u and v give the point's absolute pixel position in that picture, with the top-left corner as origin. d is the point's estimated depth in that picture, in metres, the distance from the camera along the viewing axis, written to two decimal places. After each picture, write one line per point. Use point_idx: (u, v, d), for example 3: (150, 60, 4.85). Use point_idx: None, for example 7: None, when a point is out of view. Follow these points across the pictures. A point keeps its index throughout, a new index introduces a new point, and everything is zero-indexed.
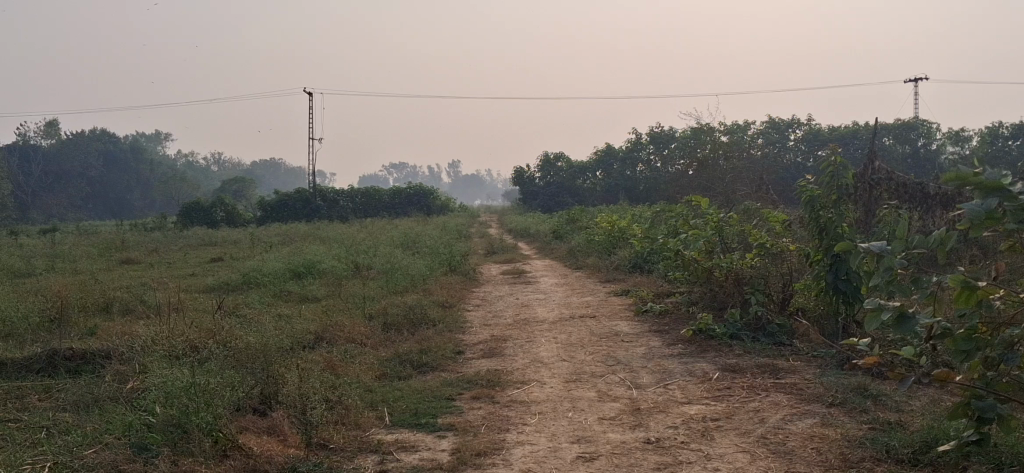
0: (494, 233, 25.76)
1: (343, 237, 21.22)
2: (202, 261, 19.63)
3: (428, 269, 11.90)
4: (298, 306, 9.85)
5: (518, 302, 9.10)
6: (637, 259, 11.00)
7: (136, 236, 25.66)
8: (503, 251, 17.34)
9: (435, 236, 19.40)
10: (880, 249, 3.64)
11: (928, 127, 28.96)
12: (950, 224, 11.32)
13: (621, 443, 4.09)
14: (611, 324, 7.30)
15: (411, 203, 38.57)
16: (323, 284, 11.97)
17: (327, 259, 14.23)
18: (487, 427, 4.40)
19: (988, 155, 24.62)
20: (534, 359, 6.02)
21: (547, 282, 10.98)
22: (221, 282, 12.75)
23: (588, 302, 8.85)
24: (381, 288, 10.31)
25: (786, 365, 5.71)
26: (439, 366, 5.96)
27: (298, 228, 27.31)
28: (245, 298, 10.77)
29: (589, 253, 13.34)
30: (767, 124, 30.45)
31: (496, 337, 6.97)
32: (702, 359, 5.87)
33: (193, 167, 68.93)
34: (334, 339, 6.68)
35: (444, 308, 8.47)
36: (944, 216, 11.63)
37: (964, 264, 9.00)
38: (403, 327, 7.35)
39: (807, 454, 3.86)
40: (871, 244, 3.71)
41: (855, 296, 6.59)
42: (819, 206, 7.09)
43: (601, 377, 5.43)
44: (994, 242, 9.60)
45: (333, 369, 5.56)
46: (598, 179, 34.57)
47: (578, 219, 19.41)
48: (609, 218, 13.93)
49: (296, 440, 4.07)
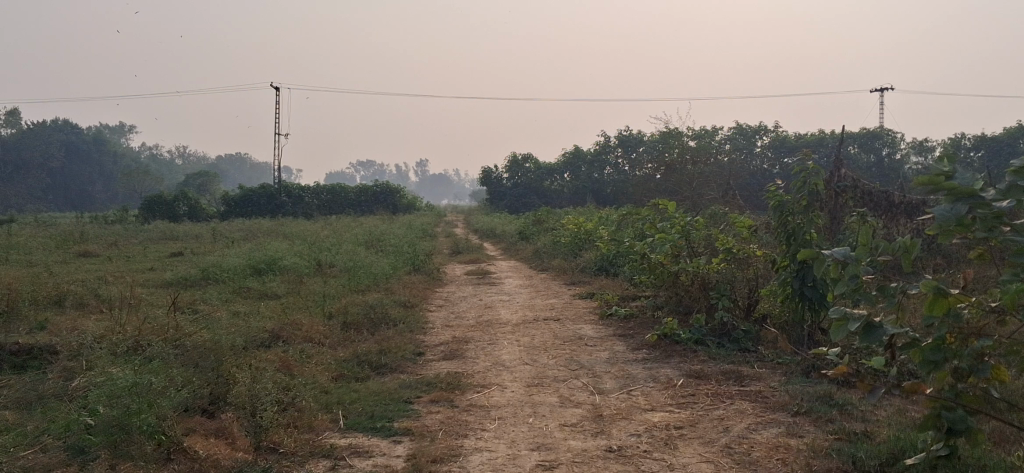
0: (460, 233, 25.59)
1: (307, 234, 20.97)
2: (162, 255, 19.27)
3: (391, 268, 11.72)
4: (257, 303, 9.64)
5: (482, 303, 8.97)
6: (603, 262, 10.92)
7: (95, 229, 25.17)
8: (469, 251, 17.21)
9: (400, 234, 19.22)
10: (844, 256, 3.57)
11: (892, 137, 29.30)
12: (914, 232, 11.38)
13: (581, 450, 3.97)
14: (575, 327, 7.20)
15: (377, 201, 38.29)
16: (284, 281, 11.76)
17: (289, 256, 14.00)
18: (445, 432, 4.27)
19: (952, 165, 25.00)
20: (496, 362, 5.90)
21: (512, 283, 10.87)
22: (179, 277, 12.49)
23: (552, 304, 8.75)
24: (343, 286, 10.14)
25: (751, 372, 5.63)
26: (399, 368, 5.82)
27: (263, 224, 26.98)
28: (203, 294, 10.54)
29: (555, 255, 13.25)
30: (735, 129, 30.61)
31: (458, 339, 6.83)
32: (667, 364, 5.78)
33: (157, 160, 68.03)
34: (290, 338, 6.51)
35: (406, 308, 8.33)
36: (909, 225, 11.70)
37: (928, 272, 9.03)
38: (363, 326, 7.20)
39: (772, 465, 3.77)
40: (836, 251, 3.64)
41: (821, 303, 6.54)
42: (787, 211, 7.05)
43: (563, 381, 5.31)
44: (957, 251, 9.66)
45: (289, 370, 5.39)
46: (565, 181, 34.55)
47: (544, 221, 19.32)
48: (576, 220, 13.85)
49: (244, 443, 3.91)
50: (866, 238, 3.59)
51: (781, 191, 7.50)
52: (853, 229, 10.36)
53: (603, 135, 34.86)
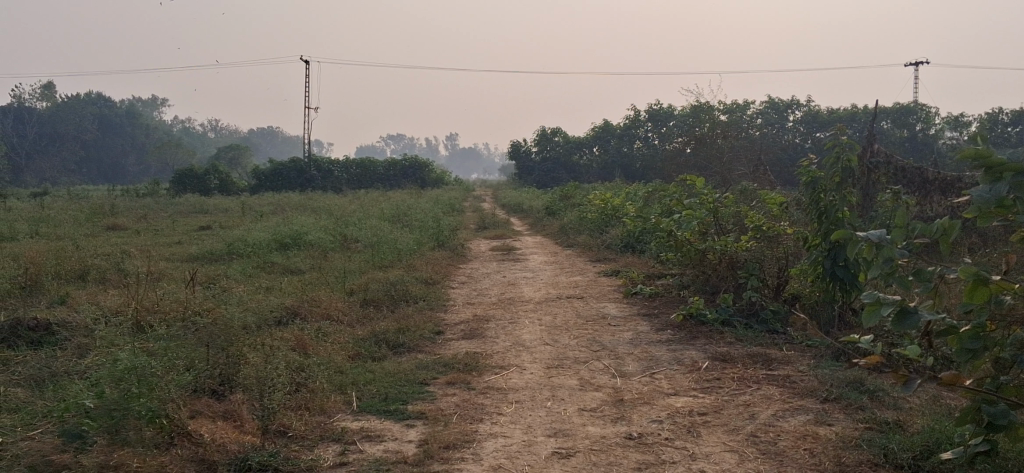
0: (488, 208, 25.45)
1: (333, 208, 20.92)
2: (190, 229, 19.29)
3: (415, 243, 11.60)
4: (279, 280, 9.56)
5: (505, 281, 8.82)
6: (629, 239, 10.73)
7: (125, 202, 25.26)
8: (495, 226, 17.06)
9: (426, 208, 19.09)
10: (878, 238, 3.36)
11: (927, 112, 28.76)
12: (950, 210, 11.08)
13: (600, 438, 3.82)
14: (599, 306, 7.04)
15: (405, 175, 38.21)
16: (308, 256, 11.67)
17: (314, 230, 13.91)
18: (460, 416, 4.13)
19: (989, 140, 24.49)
20: (516, 342, 5.76)
21: (537, 260, 10.72)
22: (205, 251, 12.45)
23: (577, 282, 8.58)
24: (365, 262, 10.03)
25: (779, 355, 5.45)
26: (416, 348, 5.70)
27: (291, 198, 26.99)
28: (226, 269, 10.47)
29: (581, 232, 13.07)
30: (766, 104, 30.18)
31: (478, 318, 6.69)
32: (692, 346, 5.61)
33: (189, 133, 68.37)
34: (308, 316, 6.39)
35: (427, 285, 8.19)
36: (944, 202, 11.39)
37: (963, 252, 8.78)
38: (383, 304, 7.08)
39: (800, 456, 3.60)
40: (869, 233, 3.44)
41: (853, 284, 6.34)
42: (820, 189, 6.84)
43: (583, 363, 5.16)
44: (993, 231, 9.38)
45: (304, 350, 5.28)
46: (594, 155, 34.23)
47: (571, 196, 19.11)
48: (603, 196, 13.65)
49: (253, 426, 3.81)
50: (901, 219, 3.38)
51: (813, 168, 7.28)
52: (886, 208, 10.10)
53: (633, 109, 34.49)
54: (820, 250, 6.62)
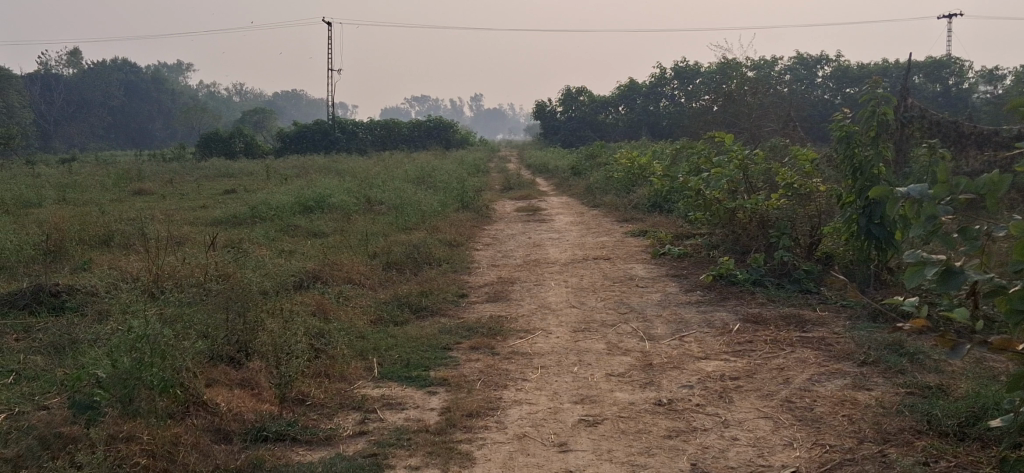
0: (514, 169, 25.29)
1: (358, 170, 20.82)
2: (215, 192, 19.27)
3: (439, 205, 11.46)
4: (303, 243, 9.47)
5: (531, 242, 8.66)
6: (656, 198, 10.55)
7: (151, 167, 25.29)
8: (520, 187, 16.88)
9: (450, 170, 18.94)
10: (919, 196, 3.14)
11: (961, 66, 28.21)
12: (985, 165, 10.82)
13: (629, 404, 3.68)
14: (626, 267, 6.89)
15: (430, 137, 38.00)
16: (332, 219, 11.57)
17: (338, 193, 13.80)
18: (483, 383, 4.01)
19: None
20: (541, 305, 5.62)
21: (563, 220, 10.57)
22: (229, 215, 12.39)
23: (603, 242, 8.43)
24: (388, 224, 9.91)
25: (813, 316, 5.28)
26: (440, 311, 5.59)
27: (315, 161, 26.92)
28: (250, 233, 10.39)
29: (607, 192, 12.86)
30: (795, 59, 29.73)
31: (503, 280, 6.57)
32: (722, 307, 5.45)
33: (214, 97, 68.45)
34: (330, 280, 6.29)
35: (451, 247, 8.08)
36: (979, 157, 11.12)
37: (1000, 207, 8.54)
38: (405, 267, 6.97)
39: (838, 423, 3.44)
40: (910, 190, 3.21)
41: (889, 242, 6.22)
42: (854, 144, 6.64)
43: (611, 326, 5.02)
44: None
45: (325, 315, 5.18)
46: (620, 114, 33.85)
47: (597, 155, 18.88)
48: (629, 155, 13.44)
49: (270, 394, 3.73)
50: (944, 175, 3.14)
51: (847, 122, 7.08)
52: (921, 165, 9.82)
53: (658, 66, 34.01)
54: (854, 207, 6.46)
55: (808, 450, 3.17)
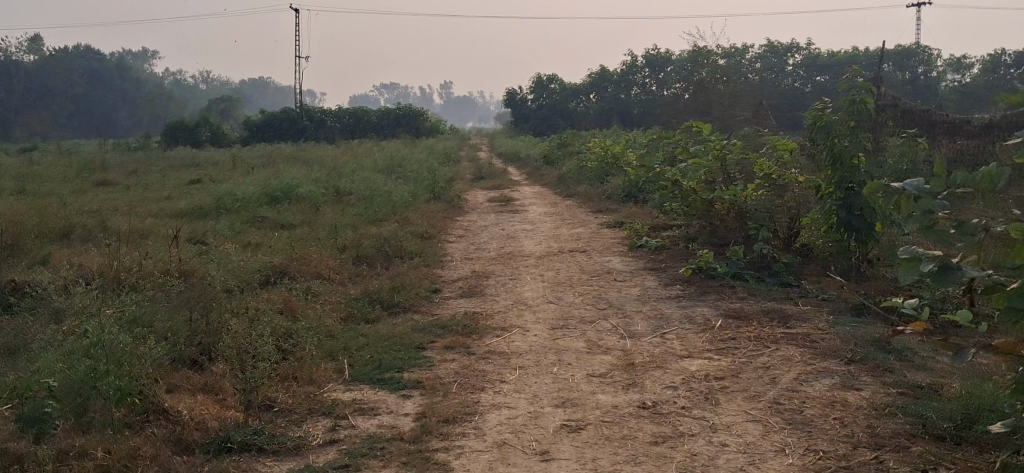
0: (484, 158, 25.09)
1: (327, 159, 20.52)
2: (181, 183, 18.89)
3: (410, 196, 11.26)
4: (270, 235, 9.24)
5: (504, 234, 8.50)
6: (631, 188, 10.42)
7: (115, 156, 24.79)
8: (492, 176, 16.69)
9: (420, 159, 18.71)
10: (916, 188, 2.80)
11: (929, 54, 28.36)
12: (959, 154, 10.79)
13: (612, 408, 3.53)
14: (602, 260, 6.73)
15: (400, 125, 37.70)
16: (300, 210, 11.35)
17: (306, 183, 13.56)
18: (459, 385, 3.84)
19: (992, 83, 24.19)
20: (517, 300, 5.46)
21: (536, 210, 10.41)
22: (194, 206, 12.09)
23: (578, 234, 8.27)
24: (358, 216, 9.71)
25: (795, 311, 5.15)
26: (412, 308, 5.41)
27: (284, 149, 26.59)
28: (216, 226, 10.14)
29: (581, 181, 12.72)
30: (765, 48, 29.76)
31: (477, 274, 6.39)
32: (703, 302, 5.31)
33: (180, 85, 67.57)
34: (299, 276, 6.08)
35: (423, 240, 7.89)
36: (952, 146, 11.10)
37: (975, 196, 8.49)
38: (376, 261, 6.78)
39: (829, 426, 3.31)
40: (905, 183, 2.88)
41: (869, 234, 6.16)
42: (833, 133, 6.53)
43: (590, 323, 4.86)
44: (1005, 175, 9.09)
45: (293, 314, 4.98)
46: (591, 102, 33.75)
47: (569, 143, 18.76)
48: (602, 144, 13.29)
49: (234, 399, 3.53)
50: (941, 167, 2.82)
51: (825, 112, 6.97)
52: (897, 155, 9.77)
53: (629, 54, 33.93)
54: (833, 198, 6.36)
55: (802, 457, 3.03)
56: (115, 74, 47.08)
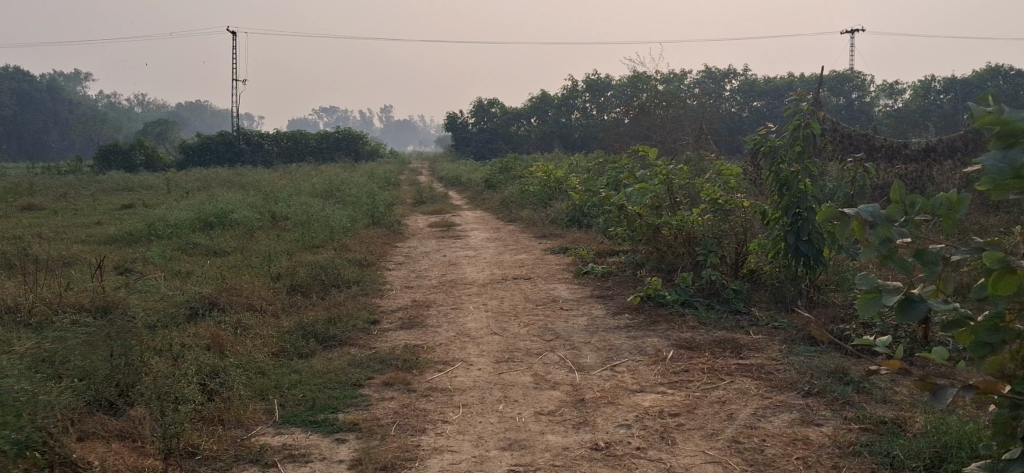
0: (425, 181, 24.84)
1: (265, 184, 20.09)
2: (112, 208, 18.30)
3: (349, 221, 10.97)
4: (201, 263, 8.88)
5: (446, 260, 8.25)
6: (575, 212, 10.27)
7: (44, 180, 24.00)
8: (433, 200, 16.47)
9: (360, 183, 18.43)
10: (868, 214, 2.33)
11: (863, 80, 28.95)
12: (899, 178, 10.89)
13: (562, 449, 3.31)
14: (548, 288, 6.53)
15: (340, 149, 37.32)
16: (234, 236, 10.98)
17: (241, 208, 13.19)
18: (398, 427, 3.59)
19: (924, 108, 24.79)
20: (460, 332, 5.21)
21: (478, 236, 10.21)
22: (123, 233, 11.64)
23: (522, 260, 8.07)
24: (294, 243, 9.38)
25: (747, 340, 4.99)
26: (349, 341, 5.14)
27: (220, 173, 26.03)
28: (145, 253, 9.74)
29: (523, 206, 12.55)
30: (704, 73, 30.10)
31: (418, 303, 6.14)
32: (653, 332, 5.12)
33: (114, 107, 66.22)
34: (230, 308, 5.76)
35: (362, 267, 7.61)
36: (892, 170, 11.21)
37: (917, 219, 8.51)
38: (312, 290, 6.49)
39: (792, 467, 3.12)
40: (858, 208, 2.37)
41: (818, 259, 6.08)
42: (779, 159, 6.40)
43: (536, 356, 4.64)
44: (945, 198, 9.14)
45: (221, 350, 4.67)
46: (532, 126, 33.75)
47: (511, 167, 18.63)
48: (545, 169, 13.15)
49: (153, 447, 3.22)
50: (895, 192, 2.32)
51: (771, 137, 6.86)
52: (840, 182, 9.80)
53: (570, 79, 34.07)
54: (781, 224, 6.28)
55: None
56: (47, 97, 45.92)
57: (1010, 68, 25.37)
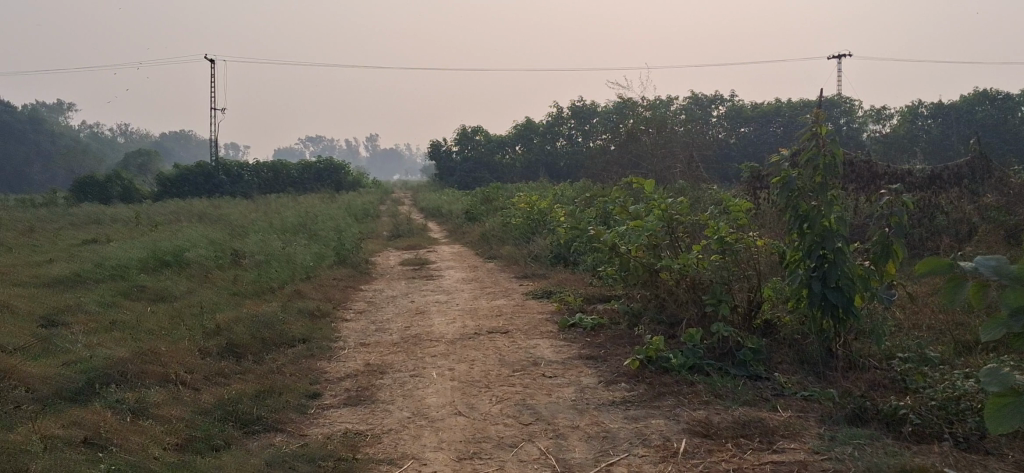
0: (406, 212, 23.91)
1: (238, 216, 19.07)
2: (71, 243, 17.18)
3: (312, 260, 9.94)
4: (139, 311, 7.82)
5: (413, 308, 7.23)
6: (560, 249, 9.29)
7: (9, 213, 22.83)
8: (410, 233, 15.52)
9: (335, 216, 17.45)
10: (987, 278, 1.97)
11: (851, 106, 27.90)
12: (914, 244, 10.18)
13: None
14: (529, 345, 5.51)
15: (320, 179, 36.35)
16: (186, 278, 9.94)
17: (200, 243, 12.15)
18: None
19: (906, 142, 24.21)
20: (417, 410, 4.19)
21: (453, 276, 9.22)
22: (65, 274, 10.54)
23: (500, 307, 7.07)
24: (247, 289, 8.33)
25: (775, 421, 3.97)
26: (277, 426, 4.07)
27: (194, 205, 24.94)
28: (81, 298, 8.68)
29: (504, 240, 11.59)
30: (690, 99, 29.35)
31: (372, 367, 5.11)
32: (656, 411, 4.10)
33: (97, 137, 65.07)
34: (139, 381, 4.68)
35: (314, 318, 6.58)
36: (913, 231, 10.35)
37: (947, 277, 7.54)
38: (248, 351, 5.44)
39: None
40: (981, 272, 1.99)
41: (848, 310, 5.12)
42: (795, 192, 5.34)
43: (510, 449, 3.61)
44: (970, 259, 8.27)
45: (102, 444, 3.59)
46: (517, 154, 32.91)
47: (493, 197, 17.72)
48: (528, 200, 12.19)
49: None
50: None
51: (782, 161, 5.79)
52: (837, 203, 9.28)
53: (555, 106, 33.34)
54: (802, 268, 5.29)
55: None
56: (27, 127, 44.76)
57: (998, 91, 24.89)
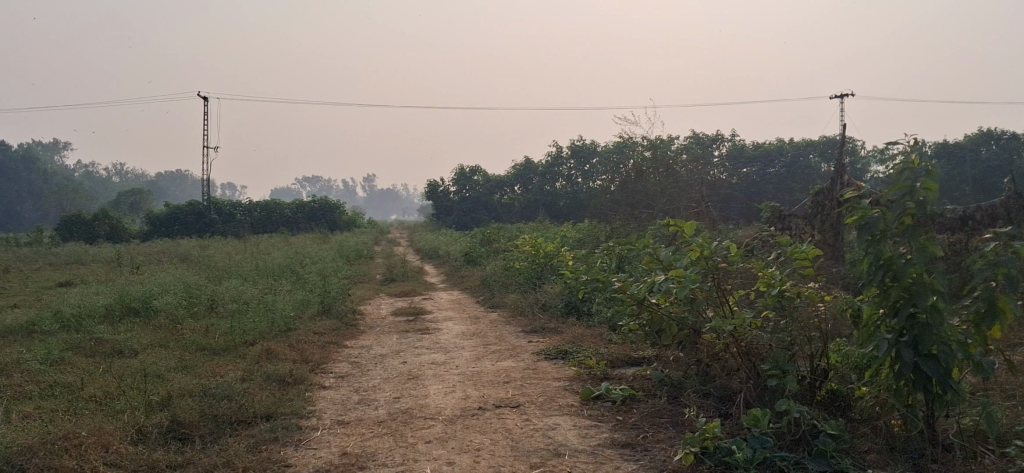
0: (401, 253, 22.89)
1: (225, 257, 18.04)
2: (45, 286, 16.08)
3: (294, 310, 8.86)
4: (85, 371, 6.70)
5: (404, 371, 6.12)
6: (571, 300, 8.21)
7: None
8: (405, 277, 14.48)
9: (325, 257, 16.40)
10: None
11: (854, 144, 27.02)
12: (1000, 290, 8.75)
13: None
14: (549, 426, 4.43)
15: (314, 218, 35.33)
16: (154, 330, 8.84)
17: (174, 288, 11.07)
18: None
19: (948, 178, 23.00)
20: None
21: (451, 328, 8.14)
22: (19, 323, 9.43)
23: (507, 371, 5.98)
24: (213, 346, 7.23)
25: None
26: None
27: (183, 246, 23.86)
28: (28, 352, 7.60)
29: (506, 287, 10.55)
30: (691, 137, 28.50)
31: (347, 458, 4.02)
32: None
33: (92, 177, 64.18)
34: None
35: (285, 386, 5.49)
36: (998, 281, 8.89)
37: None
38: (197, 434, 4.35)
39: None
40: None
41: (944, 383, 3.96)
42: (878, 233, 4.19)
43: None
44: None
45: None
46: (516, 194, 31.96)
47: (493, 237, 16.70)
48: (531, 242, 11.13)
49: None
50: None
51: (858, 196, 4.65)
52: (836, 228, 10.01)
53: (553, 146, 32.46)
54: (887, 331, 4.18)
55: None
56: (23, 165, 43.90)
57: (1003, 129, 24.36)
